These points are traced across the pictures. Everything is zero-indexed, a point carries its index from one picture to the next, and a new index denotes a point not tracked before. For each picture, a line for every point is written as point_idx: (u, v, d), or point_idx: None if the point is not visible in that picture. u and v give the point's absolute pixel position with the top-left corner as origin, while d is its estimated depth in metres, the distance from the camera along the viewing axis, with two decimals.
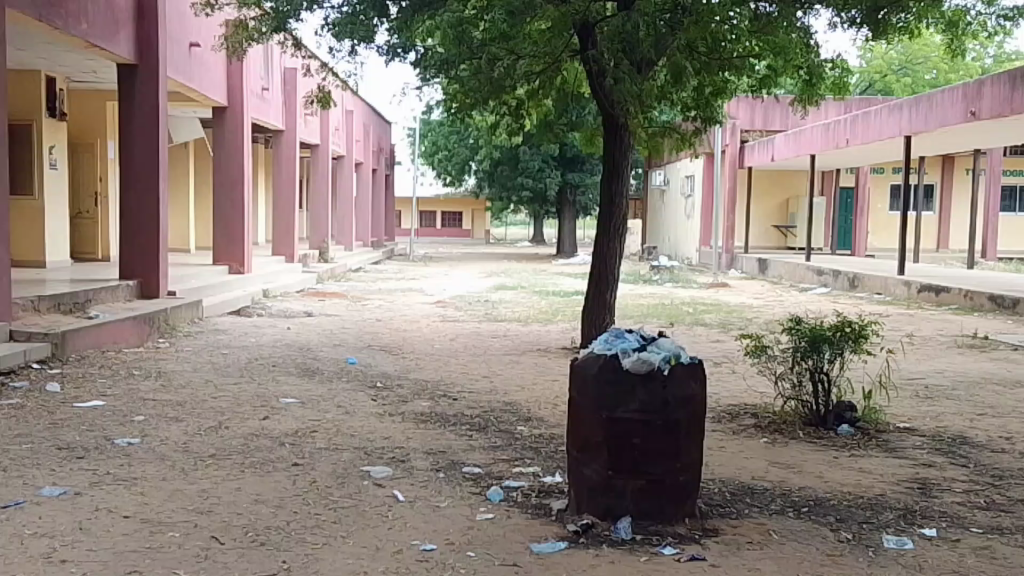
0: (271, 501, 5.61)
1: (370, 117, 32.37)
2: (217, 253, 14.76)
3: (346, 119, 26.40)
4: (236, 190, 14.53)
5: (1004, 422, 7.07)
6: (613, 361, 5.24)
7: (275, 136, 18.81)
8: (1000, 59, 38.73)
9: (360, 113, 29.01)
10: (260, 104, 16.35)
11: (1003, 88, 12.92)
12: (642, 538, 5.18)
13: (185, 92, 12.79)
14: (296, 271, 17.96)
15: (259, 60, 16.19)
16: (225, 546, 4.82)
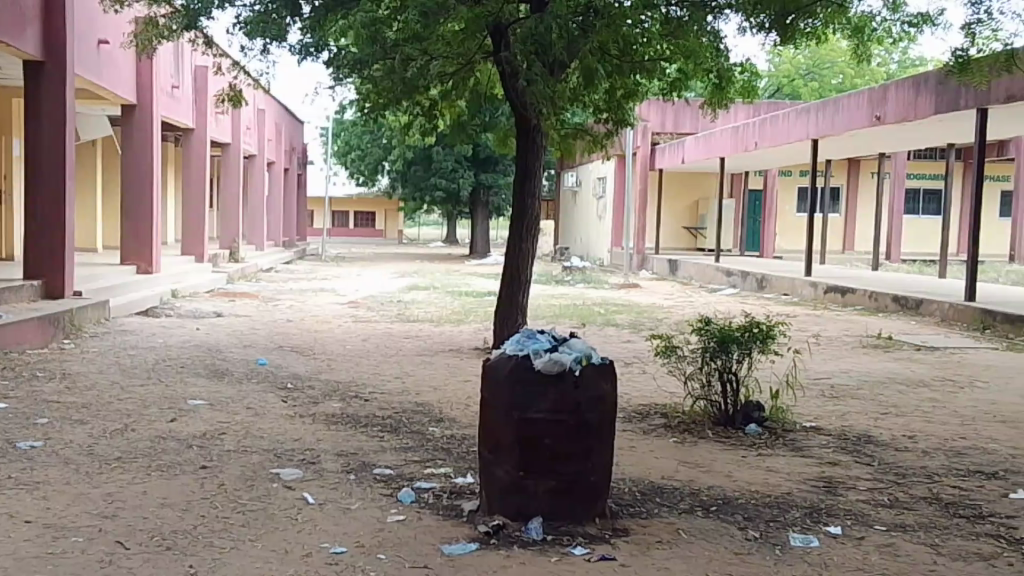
0: (178, 505, 5.50)
1: (283, 117, 32.07)
2: (123, 253, 14.56)
3: (257, 118, 26.12)
4: (145, 189, 14.34)
5: (906, 421, 7.19)
6: (525, 361, 5.19)
7: (185, 135, 18.59)
8: (904, 65, 40.40)
9: (271, 111, 28.71)
10: (170, 102, 16.26)
11: (907, 92, 13.13)
12: (553, 539, 5.15)
13: (93, 89, 12.66)
14: (205, 271, 17.88)
15: (170, 57, 15.98)
16: (131, 551, 4.73)
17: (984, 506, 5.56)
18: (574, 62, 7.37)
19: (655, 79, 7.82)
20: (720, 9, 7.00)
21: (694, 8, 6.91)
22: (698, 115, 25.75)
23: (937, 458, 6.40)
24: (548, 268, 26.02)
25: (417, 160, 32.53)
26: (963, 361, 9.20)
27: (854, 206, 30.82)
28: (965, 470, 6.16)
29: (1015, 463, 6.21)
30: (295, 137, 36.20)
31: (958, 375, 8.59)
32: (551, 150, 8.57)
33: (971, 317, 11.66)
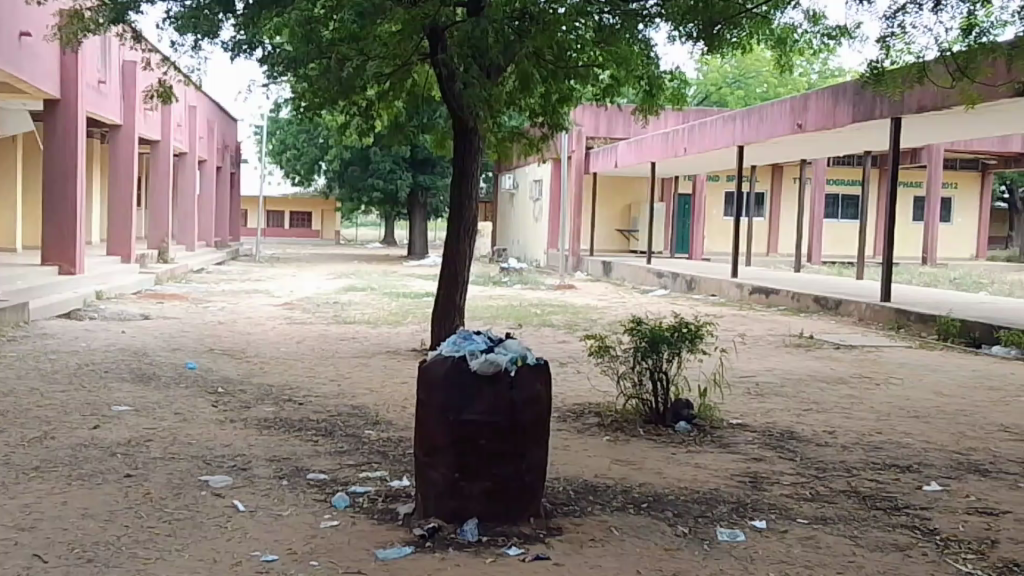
0: (100, 515, 5.29)
1: (215, 115, 31.30)
2: (45, 253, 14.03)
3: (189, 115, 25.45)
4: (69, 185, 13.86)
5: (827, 417, 7.47)
6: (460, 363, 5.17)
7: (112, 131, 18.03)
8: (824, 76, 42.32)
9: (203, 108, 28.01)
10: (96, 97, 15.76)
11: (826, 101, 13.74)
12: (488, 540, 5.16)
13: (12, 82, 12.18)
14: (130, 271, 17.35)
15: (97, 50, 15.50)
16: (48, 565, 4.53)
17: (900, 498, 5.82)
18: (509, 66, 7.50)
19: (588, 85, 8.01)
20: (651, 17, 7.18)
21: (626, 17, 7.09)
22: (630, 122, 26.20)
23: (856, 452, 6.66)
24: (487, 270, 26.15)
25: (354, 160, 32.33)
26: (880, 359, 9.64)
27: (777, 209, 31.90)
28: (882, 464, 6.42)
29: (928, 456, 6.53)
30: (228, 136, 35.28)
31: (874, 372, 8.99)
32: (487, 152, 8.65)
33: (887, 318, 12.19)
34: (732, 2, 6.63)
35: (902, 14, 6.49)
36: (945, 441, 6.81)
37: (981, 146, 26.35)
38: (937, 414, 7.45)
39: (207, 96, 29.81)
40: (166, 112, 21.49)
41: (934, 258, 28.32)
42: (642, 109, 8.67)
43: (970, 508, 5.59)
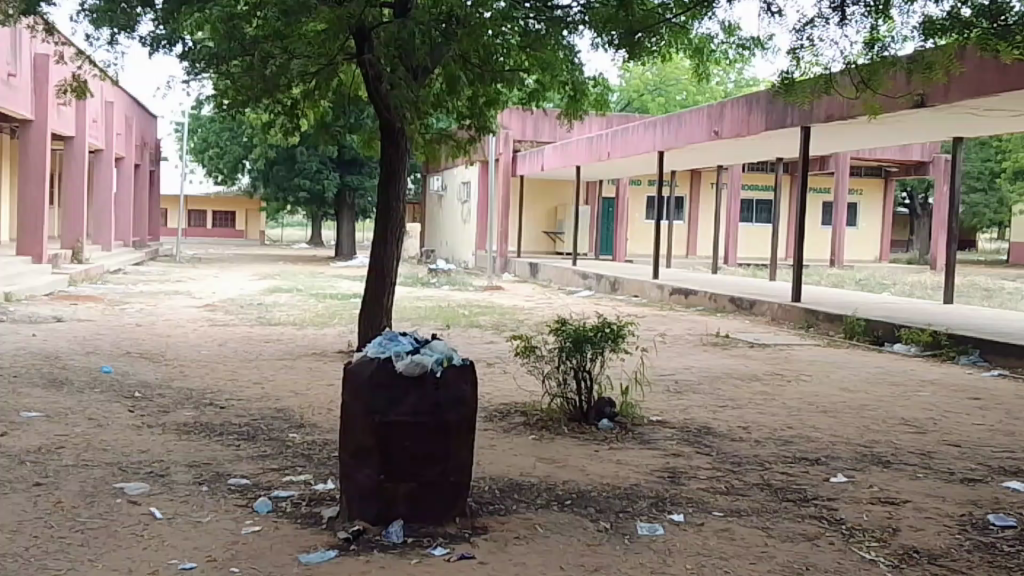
0: (7, 527, 5.07)
1: (134, 110, 30.17)
2: None
3: (106, 111, 24.47)
4: None
5: (742, 413, 7.76)
6: (386, 365, 5.16)
7: (21, 126, 17.29)
8: (740, 85, 44.11)
9: (121, 104, 26.96)
10: (5, 92, 15.18)
11: (740, 110, 14.22)
12: (413, 541, 5.16)
13: None
14: (42, 271, 16.69)
15: (4, 43, 14.89)
16: None
17: (809, 489, 6.09)
18: (437, 67, 7.59)
19: (515, 89, 8.14)
20: (575, 24, 7.28)
21: (551, 24, 7.19)
22: (555, 126, 26.45)
23: (768, 447, 6.93)
24: (416, 270, 26.08)
25: (279, 160, 31.82)
26: (794, 357, 10.06)
27: (695, 213, 33.03)
28: (793, 457, 6.71)
29: (835, 449, 6.85)
30: (147, 132, 34.08)
31: (788, 369, 9.39)
32: (415, 154, 8.70)
33: (797, 317, 12.73)
34: (651, 13, 6.89)
35: (811, 27, 6.79)
36: (851, 434, 7.16)
37: (886, 154, 27.92)
38: (844, 409, 7.83)
39: (126, 90, 28.72)
40: (80, 107, 20.63)
41: (842, 261, 29.55)
42: (568, 113, 8.91)
43: (874, 498, 5.90)
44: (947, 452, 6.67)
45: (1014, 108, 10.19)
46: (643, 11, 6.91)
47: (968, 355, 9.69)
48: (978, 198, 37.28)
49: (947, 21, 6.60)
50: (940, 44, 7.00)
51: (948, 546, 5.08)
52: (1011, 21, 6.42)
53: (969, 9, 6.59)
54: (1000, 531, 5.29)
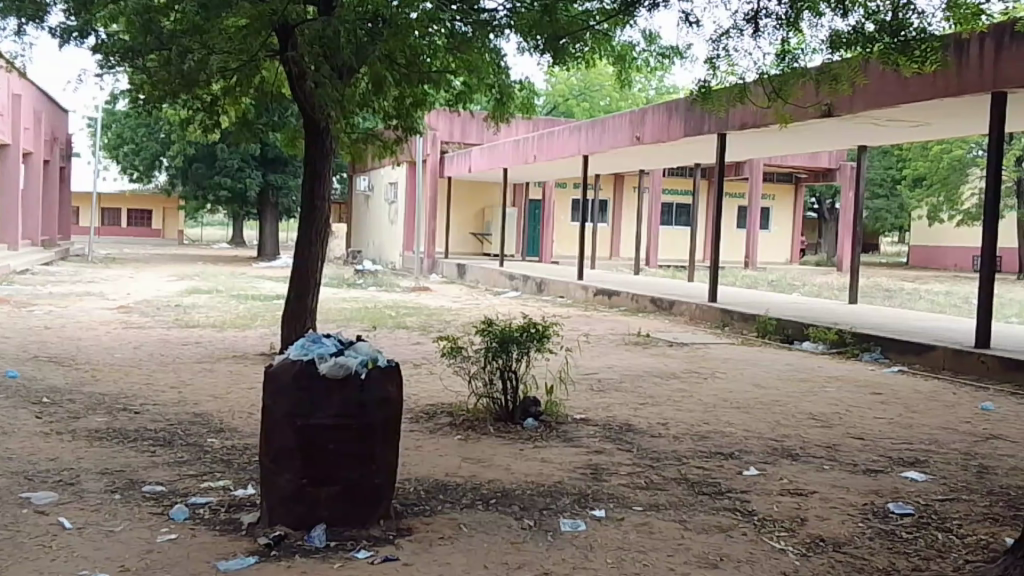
0: None
1: (43, 103, 28.78)
2: None
3: (12, 103, 23.34)
4: None
5: (661, 410, 8.01)
6: (309, 367, 5.10)
7: None
8: (661, 92, 45.58)
9: (29, 97, 25.70)
10: None
11: (661, 116, 14.63)
12: (336, 545, 5.12)
13: None
14: None
15: None
16: None
17: (724, 483, 6.33)
18: (362, 67, 7.47)
19: (441, 90, 8.22)
20: (501, 28, 7.36)
21: (478, 27, 7.25)
22: (483, 129, 26.68)
23: (686, 442, 7.17)
24: (345, 272, 25.77)
25: (200, 157, 31.15)
26: (714, 355, 10.43)
27: (619, 216, 33.86)
28: (708, 452, 6.96)
29: (748, 443, 7.15)
30: (57, 127, 32.60)
31: (705, 367, 9.73)
32: (341, 153, 8.67)
33: (713, 317, 13.17)
34: (575, 20, 7.08)
35: (726, 38, 7.02)
36: (763, 429, 7.48)
37: (797, 160, 29.28)
38: (757, 405, 8.16)
39: (33, 82, 27.39)
40: None
41: (756, 264, 30.76)
42: (496, 115, 9.09)
43: (784, 490, 6.18)
44: (851, 445, 7.05)
45: (915, 119, 10.84)
46: (567, 17, 7.11)
47: (870, 352, 10.23)
48: (881, 204, 39.62)
49: (853, 35, 6.88)
50: (846, 57, 7.27)
51: (852, 535, 5.36)
52: (910, 37, 6.78)
53: (872, 24, 6.88)
54: (899, 518, 5.61)
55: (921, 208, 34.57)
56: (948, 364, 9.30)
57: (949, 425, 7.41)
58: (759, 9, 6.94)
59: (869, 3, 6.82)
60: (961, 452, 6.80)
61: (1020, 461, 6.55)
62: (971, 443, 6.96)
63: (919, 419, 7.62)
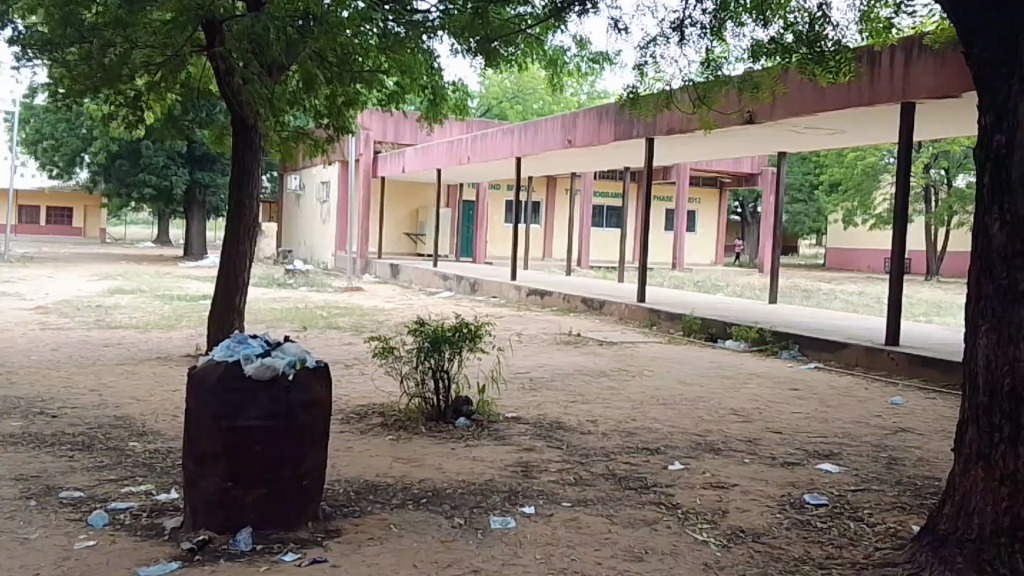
0: None
1: None
2: None
3: None
4: None
5: (591, 407, 8.17)
6: (234, 368, 4.98)
7: None
8: (592, 96, 46.51)
9: None
10: None
11: (592, 120, 14.88)
12: (263, 548, 4.98)
13: None
14: None
15: None
16: None
17: (650, 477, 6.49)
18: (293, 65, 7.55)
19: (374, 90, 8.27)
20: (434, 29, 7.39)
21: (411, 27, 7.29)
22: (417, 128, 26.67)
23: (614, 438, 7.34)
24: (271, 272, 25.38)
25: (124, 153, 30.42)
26: (645, 354, 10.68)
27: (551, 217, 34.38)
28: (635, 447, 7.13)
29: (672, 438, 7.36)
30: None
31: (633, 365, 9.96)
32: (271, 151, 8.60)
33: (642, 316, 13.48)
34: (508, 22, 7.14)
35: (654, 45, 7.22)
36: (688, 424, 7.71)
37: (720, 166, 30.18)
38: (682, 401, 8.41)
39: None
40: None
41: (682, 265, 31.67)
42: (429, 116, 9.21)
43: (706, 483, 6.36)
44: (770, 439, 7.33)
45: (829, 128, 11.36)
46: (499, 19, 7.17)
47: (788, 350, 10.63)
48: (798, 208, 41.43)
49: (772, 45, 7.16)
50: (766, 66, 7.56)
51: (770, 525, 5.55)
52: (826, 48, 7.08)
53: (790, 35, 7.16)
54: (814, 508, 5.84)
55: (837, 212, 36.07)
56: (861, 362, 9.75)
57: (861, 419, 7.78)
58: (684, 17, 7.15)
59: (788, 15, 7.09)
60: (871, 444, 7.14)
61: (925, 452, 6.93)
62: (882, 436, 7.32)
63: (833, 413, 7.97)
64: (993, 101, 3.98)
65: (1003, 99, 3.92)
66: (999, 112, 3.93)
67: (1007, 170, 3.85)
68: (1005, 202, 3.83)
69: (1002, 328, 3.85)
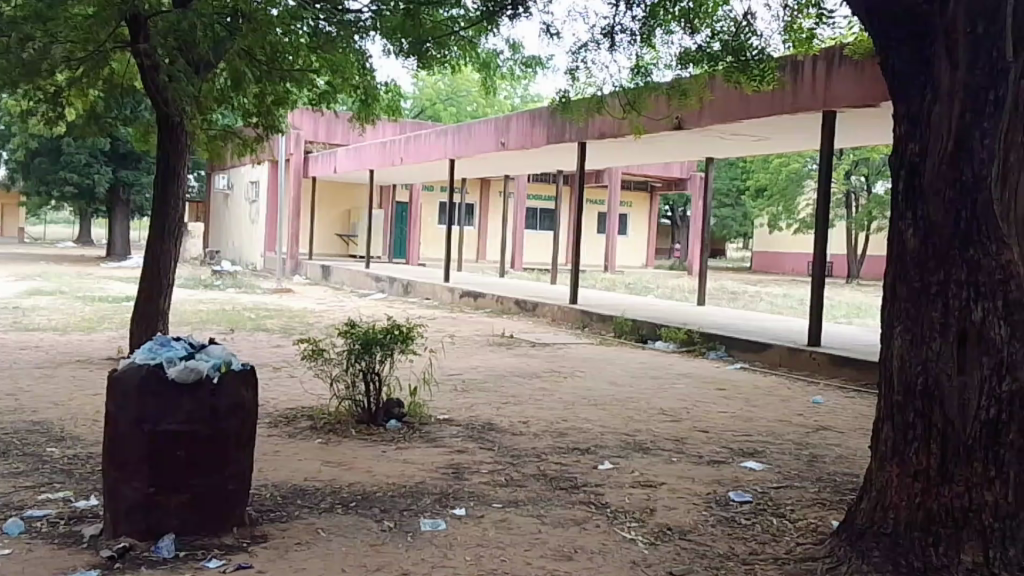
0: None
1: None
2: None
3: None
4: None
5: (522, 409, 8.23)
6: (157, 371, 4.70)
7: None
8: (526, 100, 47.07)
9: None
10: None
11: (525, 124, 14.96)
12: (186, 555, 4.70)
13: None
14: None
15: None
16: None
17: (580, 477, 6.52)
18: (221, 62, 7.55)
19: (304, 89, 8.21)
20: (366, 29, 7.48)
21: (343, 27, 7.33)
22: (349, 129, 26.74)
23: (545, 439, 7.40)
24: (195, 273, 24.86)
25: (44, 151, 30.01)
26: (579, 355, 10.82)
27: (484, 220, 34.60)
28: (567, 448, 7.20)
29: (603, 438, 7.45)
30: None
31: (566, 367, 10.07)
32: (198, 149, 8.58)
33: (574, 318, 13.64)
34: (440, 24, 7.17)
35: (584, 51, 7.31)
36: (618, 424, 7.82)
37: (651, 170, 30.73)
38: (612, 402, 8.53)
39: None
40: None
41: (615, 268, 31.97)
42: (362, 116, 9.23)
43: (636, 483, 6.43)
44: (697, 438, 7.49)
45: (755, 135, 11.68)
46: (432, 21, 7.18)
47: (715, 350, 10.89)
48: (726, 212, 42.59)
49: (699, 53, 7.30)
50: (694, 74, 7.73)
51: (696, 522, 5.62)
52: (751, 57, 7.25)
53: (717, 44, 7.31)
54: (738, 506, 5.95)
55: (760, 216, 37.00)
56: (784, 362, 10.03)
57: (784, 417, 8.00)
58: (614, 24, 7.27)
59: (714, 24, 7.26)
60: (794, 442, 7.34)
61: (844, 449, 7.16)
62: (804, 434, 7.54)
63: (758, 412, 8.18)
64: (908, 111, 4.16)
65: (916, 109, 4.11)
66: (913, 122, 4.13)
67: (919, 177, 4.04)
68: (918, 207, 4.02)
69: (915, 328, 4.01)
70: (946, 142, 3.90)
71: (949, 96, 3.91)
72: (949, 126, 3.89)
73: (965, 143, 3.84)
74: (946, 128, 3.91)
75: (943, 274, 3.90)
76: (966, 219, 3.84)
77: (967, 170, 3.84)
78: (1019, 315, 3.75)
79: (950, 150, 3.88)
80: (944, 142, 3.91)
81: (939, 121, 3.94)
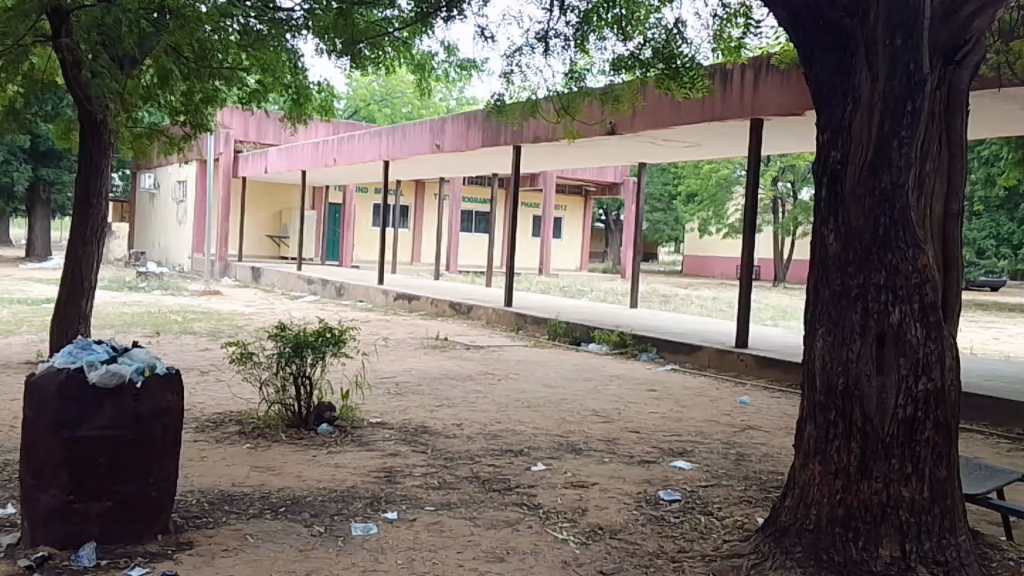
0: None
1: None
2: None
3: None
4: None
5: (456, 411, 8.26)
6: (76, 376, 4.49)
7: None
8: (461, 103, 47.35)
9: None
10: None
11: (459, 127, 14.99)
12: (107, 563, 4.55)
13: None
14: None
15: None
16: None
17: (513, 479, 6.56)
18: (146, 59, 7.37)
19: (234, 87, 8.10)
20: (297, 27, 7.38)
21: (272, 25, 7.29)
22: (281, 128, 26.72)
23: (478, 441, 7.43)
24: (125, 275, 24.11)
25: None
26: (511, 357, 10.89)
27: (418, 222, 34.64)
28: (500, 450, 7.24)
29: (536, 440, 7.51)
30: None
31: (499, 369, 10.12)
32: (122, 147, 8.41)
33: (509, 320, 13.70)
34: (372, 24, 7.20)
35: (518, 55, 7.37)
36: (550, 426, 7.91)
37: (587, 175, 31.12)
38: (546, 404, 8.61)
39: None
40: None
41: (549, 270, 32.24)
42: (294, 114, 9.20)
43: (569, 483, 6.49)
44: (628, 438, 7.61)
45: (683, 140, 11.91)
46: (364, 21, 7.20)
47: (647, 351, 11.08)
48: (658, 216, 43.24)
49: (630, 59, 7.46)
50: (626, 79, 7.87)
51: (626, 521, 5.69)
52: (680, 65, 7.32)
53: (649, 50, 7.45)
54: (668, 504, 6.06)
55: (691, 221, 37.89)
56: (713, 363, 10.28)
57: (713, 418, 8.20)
58: (548, 29, 7.35)
59: (646, 31, 7.38)
60: (722, 441, 7.54)
61: (769, 447, 7.38)
62: (731, 434, 7.74)
63: (688, 413, 8.36)
64: (829, 120, 4.28)
65: (838, 118, 4.22)
66: (835, 131, 4.23)
67: (840, 184, 4.17)
68: (839, 213, 4.15)
69: (836, 330, 4.14)
70: (866, 151, 4.06)
71: (869, 106, 4.05)
72: (869, 135, 4.05)
73: (883, 152, 4.02)
74: (865, 137, 4.07)
75: (863, 277, 4.05)
76: (883, 224, 4.02)
77: (885, 178, 4.02)
78: (932, 316, 4.00)
79: (869, 159, 4.05)
80: (863, 152, 4.07)
81: (859, 130, 4.09)
